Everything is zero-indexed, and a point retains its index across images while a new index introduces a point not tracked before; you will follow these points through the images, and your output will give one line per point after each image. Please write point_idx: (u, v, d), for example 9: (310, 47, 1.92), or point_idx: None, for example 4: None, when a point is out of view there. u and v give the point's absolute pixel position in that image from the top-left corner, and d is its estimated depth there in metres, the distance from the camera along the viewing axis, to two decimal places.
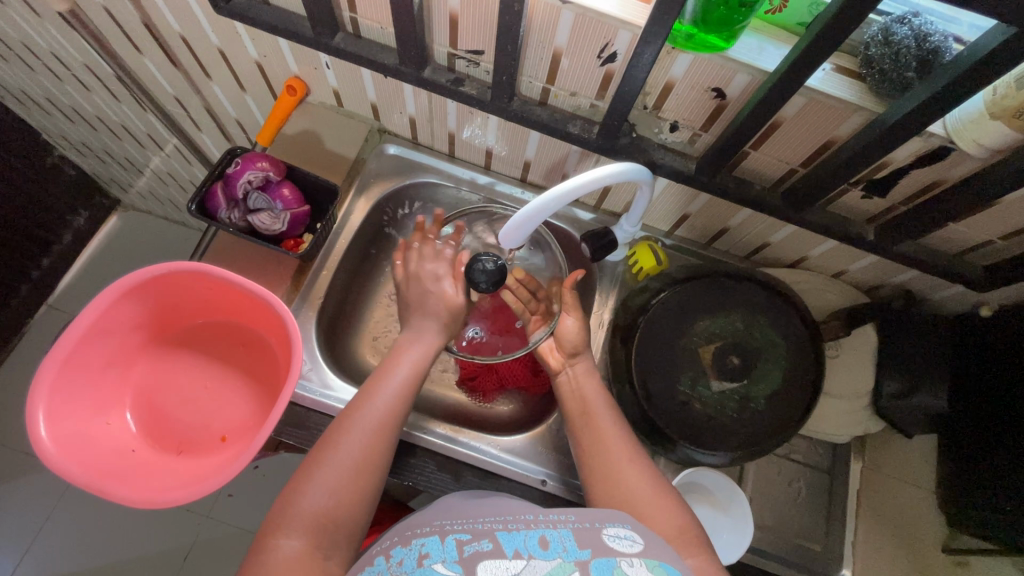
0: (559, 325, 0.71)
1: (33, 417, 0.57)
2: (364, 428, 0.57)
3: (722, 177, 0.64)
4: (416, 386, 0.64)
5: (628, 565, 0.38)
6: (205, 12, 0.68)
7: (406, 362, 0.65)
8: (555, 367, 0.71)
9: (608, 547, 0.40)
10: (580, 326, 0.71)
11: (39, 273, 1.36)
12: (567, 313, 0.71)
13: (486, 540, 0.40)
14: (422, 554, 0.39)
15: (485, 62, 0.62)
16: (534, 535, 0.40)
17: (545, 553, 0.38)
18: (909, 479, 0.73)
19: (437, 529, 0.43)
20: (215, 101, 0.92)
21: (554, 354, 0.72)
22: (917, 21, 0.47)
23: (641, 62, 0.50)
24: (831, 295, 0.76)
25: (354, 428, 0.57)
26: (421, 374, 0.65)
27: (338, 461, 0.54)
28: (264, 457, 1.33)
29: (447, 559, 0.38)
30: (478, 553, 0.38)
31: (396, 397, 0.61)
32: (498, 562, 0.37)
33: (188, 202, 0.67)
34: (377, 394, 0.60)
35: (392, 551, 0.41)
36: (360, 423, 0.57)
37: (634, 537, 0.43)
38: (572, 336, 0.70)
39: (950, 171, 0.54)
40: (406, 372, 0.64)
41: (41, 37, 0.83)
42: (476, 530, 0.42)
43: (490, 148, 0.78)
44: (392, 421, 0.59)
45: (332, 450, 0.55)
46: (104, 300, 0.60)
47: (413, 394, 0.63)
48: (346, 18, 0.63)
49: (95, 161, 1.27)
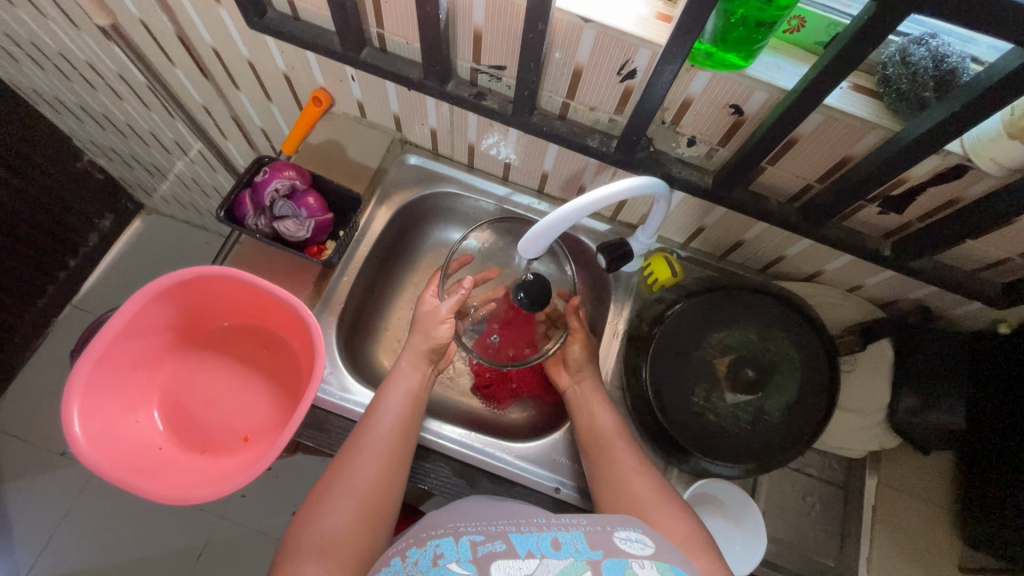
0: (568, 351, 0.75)
1: (68, 414, 0.59)
2: (367, 454, 0.60)
3: (740, 192, 0.65)
4: (415, 407, 0.67)
5: (638, 566, 0.39)
6: (238, 25, 0.70)
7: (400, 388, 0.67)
8: (562, 384, 0.75)
9: (619, 548, 0.41)
10: (588, 353, 0.75)
11: (65, 274, 1.40)
12: (574, 339, 0.75)
13: (499, 541, 0.41)
14: (437, 554, 0.40)
15: (506, 77, 0.64)
16: (547, 536, 0.41)
17: (557, 553, 0.39)
18: (925, 498, 0.72)
19: (451, 530, 0.45)
20: (241, 110, 0.94)
21: (563, 373, 0.75)
22: (935, 43, 0.48)
23: (660, 80, 0.52)
24: (846, 309, 0.76)
25: (358, 453, 0.60)
26: (418, 394, 0.68)
27: (346, 488, 0.57)
28: (277, 459, 1.34)
29: (462, 559, 0.39)
30: (492, 553, 0.39)
31: (397, 418, 0.64)
32: (512, 562, 0.38)
33: (216, 209, 0.70)
34: (377, 419, 0.63)
35: (408, 552, 0.43)
36: (364, 448, 0.61)
37: (645, 541, 0.43)
38: (578, 356, 0.74)
39: (968, 189, 0.55)
40: (403, 392, 0.67)
41: (80, 48, 0.87)
42: (490, 532, 0.44)
43: (509, 159, 0.80)
44: (394, 445, 0.62)
45: (338, 479, 0.58)
46: (137, 302, 0.62)
47: (413, 414, 0.66)
48: (373, 33, 0.65)
49: (122, 166, 1.31)
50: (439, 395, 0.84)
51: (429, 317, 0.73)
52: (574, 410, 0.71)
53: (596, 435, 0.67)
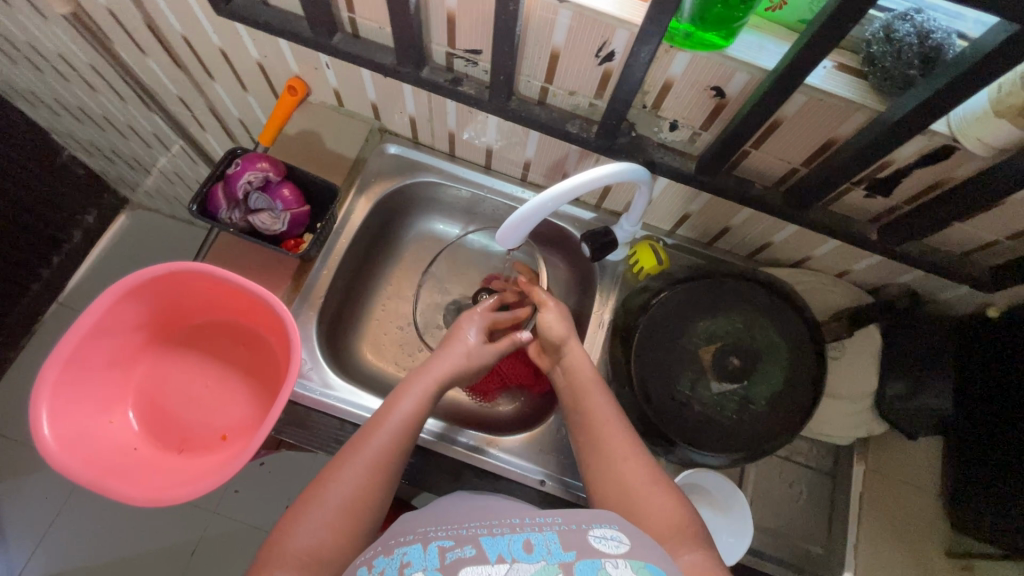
0: (540, 320, 0.71)
1: (37, 415, 0.58)
2: (360, 466, 0.55)
3: (723, 177, 0.64)
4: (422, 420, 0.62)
5: (612, 567, 0.38)
6: (206, 12, 0.68)
7: (413, 394, 0.62)
8: (545, 367, 0.72)
9: (592, 549, 0.40)
10: (561, 318, 0.71)
11: (50, 271, 1.38)
12: (547, 308, 0.71)
13: (469, 546, 0.40)
14: (404, 563, 0.39)
15: (483, 61, 0.62)
16: (518, 538, 0.40)
17: (529, 557, 0.38)
18: (912, 484, 0.71)
19: (420, 537, 0.43)
20: (219, 101, 0.92)
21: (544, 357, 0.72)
22: (920, 18, 0.46)
23: (637, 61, 0.50)
24: (835, 295, 0.75)
25: (350, 466, 0.55)
26: (425, 408, 0.62)
27: (329, 501, 0.53)
28: (270, 454, 1.33)
29: (429, 567, 0.38)
30: (460, 560, 0.38)
31: (400, 431, 0.59)
32: (481, 567, 0.37)
33: (189, 202, 0.68)
34: (379, 430, 0.58)
35: (374, 561, 0.41)
36: (357, 461, 0.55)
37: (621, 539, 0.42)
38: (554, 328, 0.70)
39: (955, 170, 0.53)
40: (413, 402, 0.61)
41: (48, 39, 0.84)
42: (460, 536, 0.43)
43: (490, 146, 0.77)
44: (391, 458, 0.57)
45: (322, 491, 0.53)
46: (106, 299, 0.60)
47: (419, 427, 0.61)
48: (344, 18, 0.63)
49: (103, 161, 1.29)
50: None
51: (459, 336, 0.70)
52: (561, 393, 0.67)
53: (571, 382, 0.66)
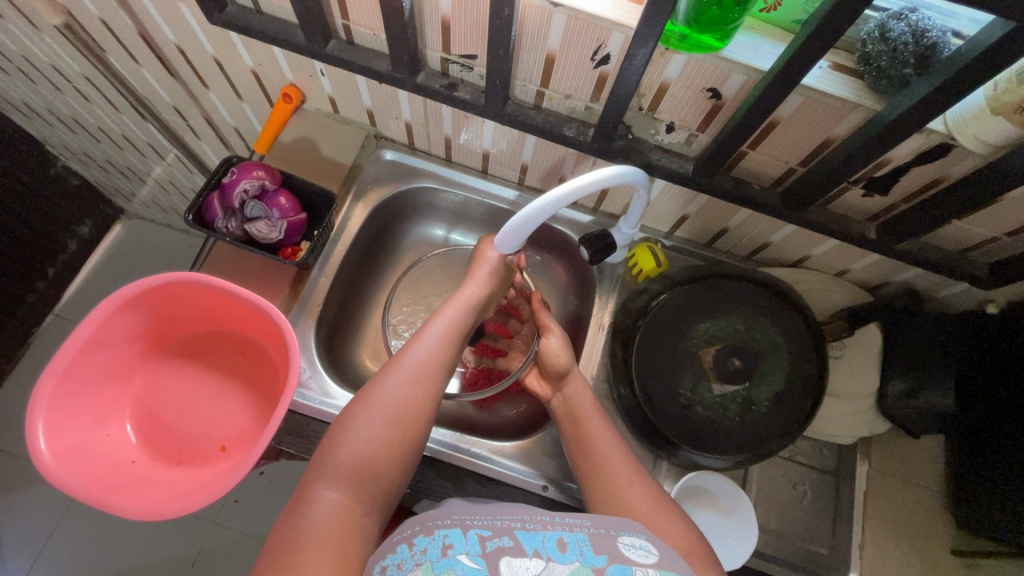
0: (543, 346, 0.71)
1: (33, 431, 0.57)
2: (402, 379, 0.56)
3: (721, 178, 0.64)
4: (457, 339, 0.63)
5: (642, 573, 0.39)
6: (199, 21, 0.68)
7: (444, 317, 0.63)
8: (545, 396, 0.71)
9: (622, 555, 0.41)
10: (565, 347, 0.70)
11: (46, 283, 1.37)
12: (551, 334, 0.71)
13: (507, 537, 0.41)
14: (446, 544, 0.40)
15: (478, 66, 0.62)
16: (553, 536, 0.41)
17: (563, 556, 0.39)
18: (915, 482, 0.71)
19: (458, 522, 0.45)
20: (213, 109, 0.92)
21: (543, 385, 0.72)
22: (915, 17, 0.46)
23: (634, 64, 0.50)
24: (834, 294, 0.75)
25: (394, 379, 0.56)
26: (459, 330, 0.63)
27: (376, 412, 0.53)
28: (269, 463, 1.32)
29: (471, 552, 0.39)
30: (501, 549, 0.39)
31: (437, 347, 0.60)
32: (520, 561, 0.38)
33: (184, 212, 0.67)
34: (417, 345, 0.59)
35: (415, 540, 0.41)
36: (400, 375, 0.56)
37: (649, 548, 0.43)
38: (557, 356, 0.69)
39: (952, 168, 0.53)
40: (446, 321, 0.63)
41: (41, 50, 0.84)
42: (496, 526, 0.44)
43: (487, 151, 0.77)
44: (431, 373, 0.57)
45: (367, 403, 0.54)
46: (102, 311, 0.60)
47: (454, 346, 0.61)
48: (338, 25, 0.63)
49: (97, 172, 1.28)
50: None
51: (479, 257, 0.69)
52: (561, 422, 0.67)
53: (571, 411, 0.66)
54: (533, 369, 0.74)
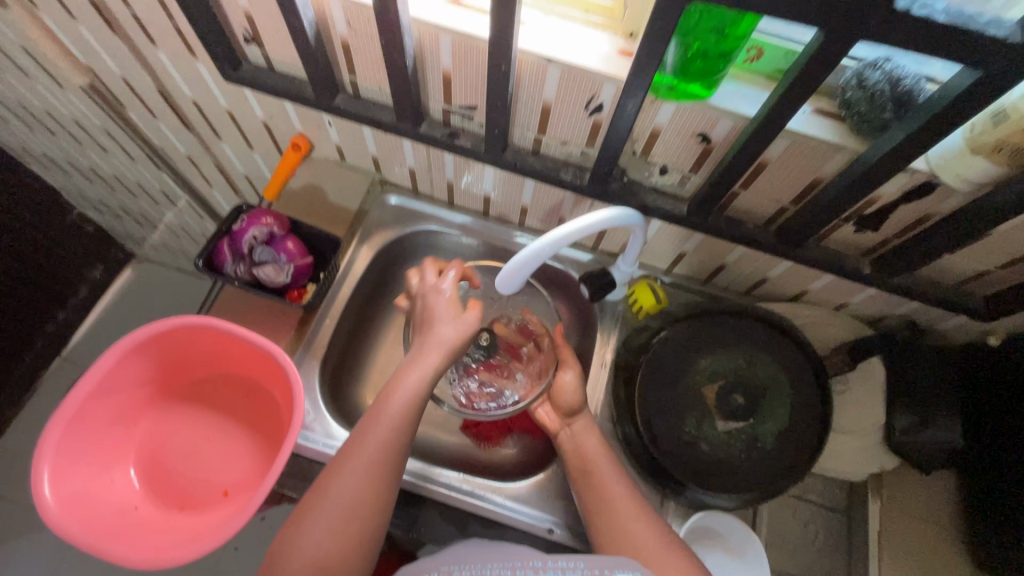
0: (558, 381, 0.71)
1: (38, 477, 0.57)
2: (357, 469, 0.55)
3: (715, 218, 0.65)
4: (419, 412, 0.61)
5: None
6: (215, 79, 0.72)
7: (404, 388, 0.61)
8: (552, 429, 0.70)
9: None
10: (578, 383, 0.70)
11: (55, 327, 1.39)
12: (566, 369, 0.71)
13: None
14: None
15: (478, 116, 0.65)
16: None
17: None
18: (933, 521, 0.69)
19: None
20: (225, 158, 0.96)
21: (552, 417, 0.71)
22: (890, 66, 0.48)
23: (625, 113, 0.52)
24: (835, 329, 0.76)
25: (348, 471, 0.55)
26: (420, 401, 0.61)
27: (330, 509, 0.53)
28: (271, 508, 1.30)
29: None
30: None
31: (395, 427, 0.58)
32: None
33: (195, 258, 0.70)
34: (374, 428, 0.58)
35: None
36: (354, 466, 0.56)
37: None
38: (570, 395, 0.69)
39: (940, 204, 0.55)
40: (406, 395, 0.60)
41: (64, 106, 0.88)
42: None
43: (487, 194, 0.80)
44: (387, 458, 0.57)
45: (322, 498, 0.54)
46: (111, 356, 0.61)
47: (413, 421, 0.60)
48: (346, 81, 0.67)
49: (111, 219, 1.32)
50: (426, 437, 0.82)
51: (436, 314, 0.66)
52: (566, 455, 0.66)
53: (578, 448, 0.65)
54: (544, 402, 0.73)
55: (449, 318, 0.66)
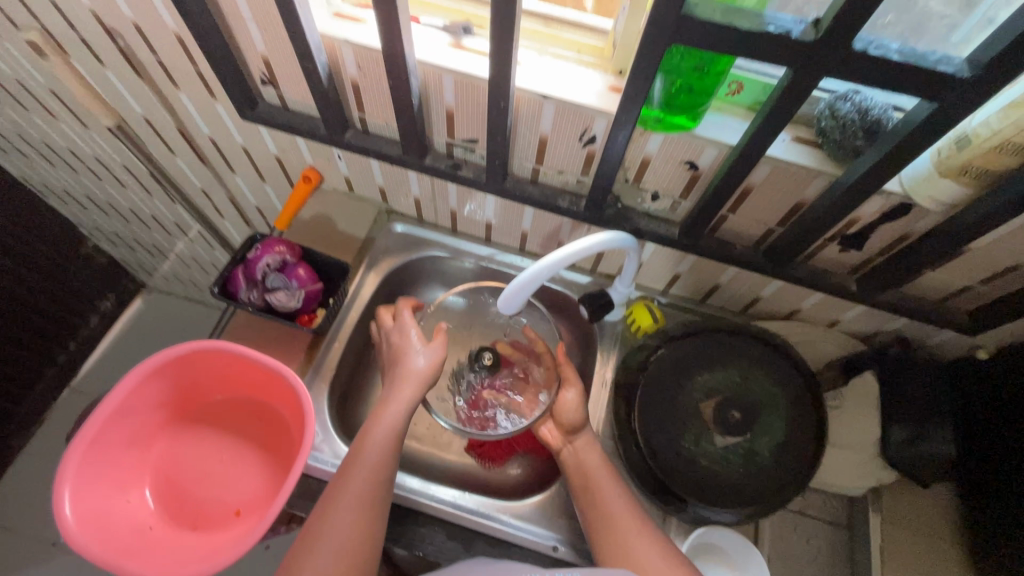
0: (560, 399, 0.72)
1: (59, 498, 0.60)
2: (350, 503, 0.58)
3: (705, 241, 0.69)
4: (398, 444, 0.65)
5: None
6: (233, 118, 0.77)
7: (385, 424, 0.65)
8: (555, 445, 0.72)
9: None
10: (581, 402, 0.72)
11: (66, 357, 1.41)
12: (569, 387, 0.73)
13: None
14: None
15: (479, 148, 0.69)
16: None
17: None
18: (934, 536, 0.69)
19: None
20: (237, 191, 1.00)
21: (555, 434, 0.72)
22: (859, 97, 0.52)
23: (616, 145, 0.56)
24: (826, 346, 0.78)
25: (341, 505, 0.58)
26: (399, 434, 0.65)
27: (329, 544, 0.56)
28: (276, 535, 1.30)
29: None
30: None
31: (379, 458, 0.62)
32: None
33: (211, 285, 0.74)
34: (360, 462, 0.61)
35: None
36: (345, 500, 0.58)
37: None
38: (572, 413, 0.70)
39: (916, 223, 0.58)
40: (386, 429, 0.64)
41: (87, 144, 0.93)
42: None
43: (489, 221, 0.84)
44: (376, 489, 0.60)
45: (319, 534, 0.56)
46: (131, 380, 0.64)
47: (395, 453, 0.64)
48: (355, 117, 0.71)
49: (125, 250, 1.37)
50: (431, 458, 0.84)
51: (409, 351, 0.72)
52: (569, 471, 0.68)
53: (579, 465, 0.67)
54: (546, 420, 0.74)
55: (417, 356, 0.71)
